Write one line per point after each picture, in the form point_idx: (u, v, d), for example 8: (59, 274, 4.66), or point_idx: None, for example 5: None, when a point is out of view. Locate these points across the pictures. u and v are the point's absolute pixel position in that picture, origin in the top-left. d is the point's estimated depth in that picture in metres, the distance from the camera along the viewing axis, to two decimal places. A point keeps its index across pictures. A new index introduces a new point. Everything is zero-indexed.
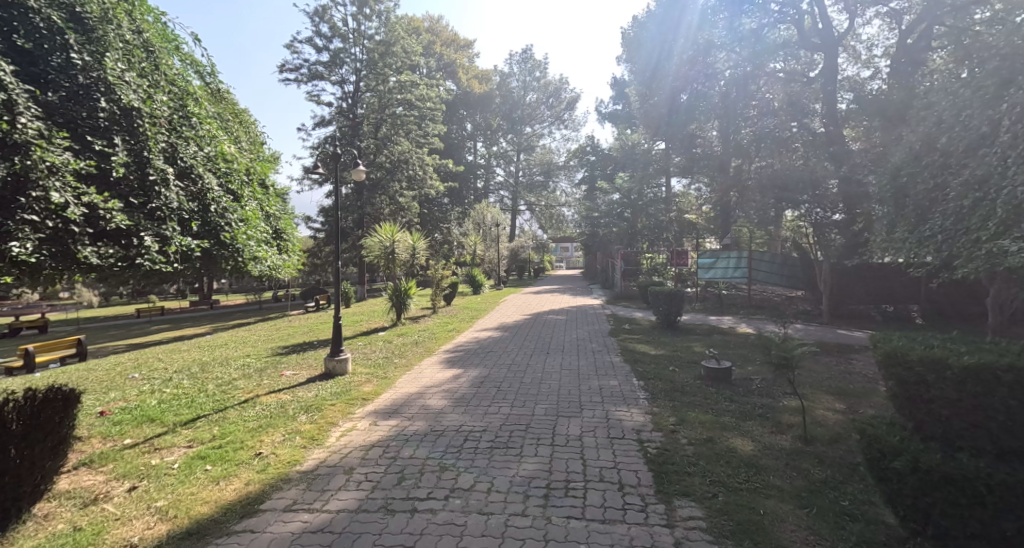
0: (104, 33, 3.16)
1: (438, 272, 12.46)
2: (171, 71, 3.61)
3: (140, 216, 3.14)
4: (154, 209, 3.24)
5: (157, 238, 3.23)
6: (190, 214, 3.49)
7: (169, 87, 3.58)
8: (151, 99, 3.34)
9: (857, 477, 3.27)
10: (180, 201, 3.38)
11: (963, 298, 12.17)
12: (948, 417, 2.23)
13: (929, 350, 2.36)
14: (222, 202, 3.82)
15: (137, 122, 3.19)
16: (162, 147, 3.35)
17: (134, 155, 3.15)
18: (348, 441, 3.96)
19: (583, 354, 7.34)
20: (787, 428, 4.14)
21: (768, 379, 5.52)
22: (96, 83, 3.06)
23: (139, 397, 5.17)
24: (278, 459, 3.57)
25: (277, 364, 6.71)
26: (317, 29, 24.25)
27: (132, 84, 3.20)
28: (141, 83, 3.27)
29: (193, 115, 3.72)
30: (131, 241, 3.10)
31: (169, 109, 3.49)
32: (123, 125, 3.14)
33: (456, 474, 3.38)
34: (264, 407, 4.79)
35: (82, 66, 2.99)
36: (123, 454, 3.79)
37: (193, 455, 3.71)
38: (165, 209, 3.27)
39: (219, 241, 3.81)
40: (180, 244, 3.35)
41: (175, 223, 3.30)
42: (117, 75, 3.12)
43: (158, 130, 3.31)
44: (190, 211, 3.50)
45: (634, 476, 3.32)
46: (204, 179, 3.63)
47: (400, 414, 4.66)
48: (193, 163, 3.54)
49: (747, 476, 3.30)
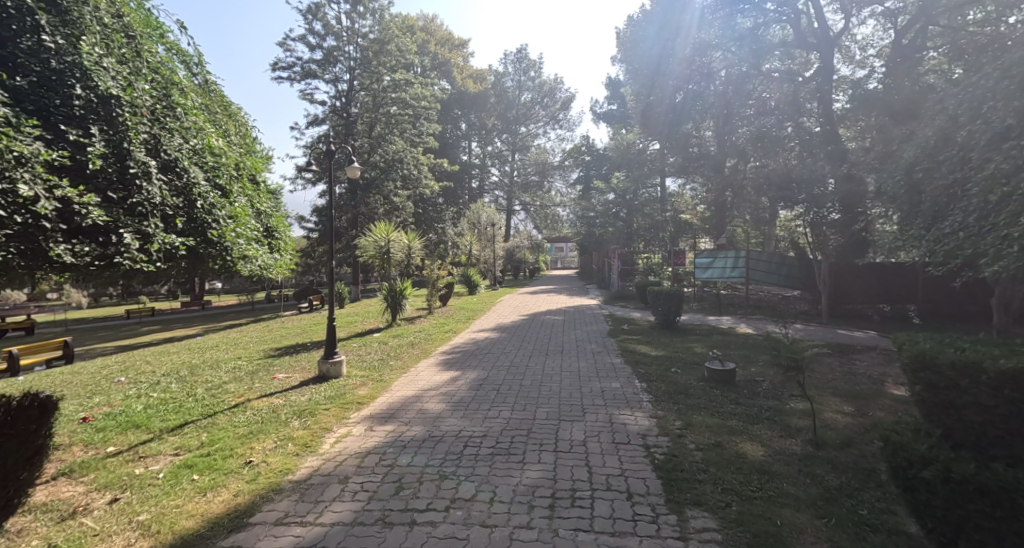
0: (80, 15, 2.98)
1: (433, 272, 12.29)
2: (153, 58, 3.43)
3: (120, 211, 2.98)
4: (135, 204, 3.06)
5: (138, 235, 3.07)
6: (174, 210, 3.32)
7: (152, 75, 3.40)
8: (132, 87, 3.16)
9: (873, 484, 3.17)
10: (164, 196, 3.21)
11: (959, 297, 12.25)
12: (982, 424, 2.12)
13: (960, 353, 2.25)
14: (210, 198, 3.63)
15: (116, 111, 3.03)
16: (144, 139, 3.18)
17: (112, 146, 2.97)
18: (343, 447, 3.81)
19: (583, 355, 7.21)
20: (797, 432, 4.03)
21: (772, 380, 5.42)
22: (71, 68, 2.88)
23: (125, 401, 4.98)
24: (269, 468, 3.41)
25: (269, 367, 6.51)
26: (310, 27, 24.00)
27: (111, 71, 3.02)
28: (121, 70, 3.09)
29: (177, 105, 3.54)
30: (110, 238, 2.95)
31: (152, 99, 3.31)
32: (101, 114, 2.98)
33: (457, 483, 3.24)
34: (255, 412, 4.62)
35: (55, 50, 2.83)
36: (106, 462, 3.60)
37: (179, 463, 3.54)
38: (147, 204, 3.10)
39: (205, 238, 3.63)
40: (164, 241, 3.19)
41: (157, 220, 3.14)
42: (94, 60, 2.95)
43: (139, 120, 3.13)
44: (174, 206, 3.33)
45: (643, 484, 3.19)
46: (190, 174, 3.46)
47: (397, 418, 4.51)
48: (177, 156, 3.36)
49: (760, 483, 3.17)
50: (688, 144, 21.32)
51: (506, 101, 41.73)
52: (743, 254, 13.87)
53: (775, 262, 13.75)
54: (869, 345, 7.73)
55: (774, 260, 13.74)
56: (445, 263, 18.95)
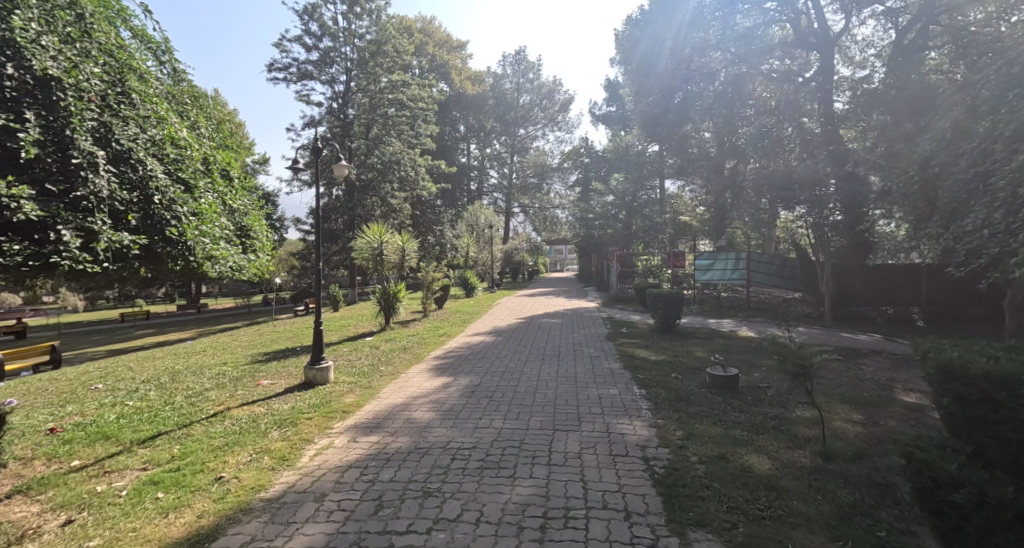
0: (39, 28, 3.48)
1: (429, 274, 12.07)
2: (110, 69, 3.91)
3: (63, 206, 3.43)
4: (81, 200, 3.51)
5: (82, 229, 3.51)
6: (124, 207, 3.81)
7: (109, 84, 3.87)
8: (87, 93, 3.61)
9: (890, 501, 2.94)
10: (111, 192, 3.62)
11: (962, 299, 11.88)
12: (1020, 442, 1.89)
13: (994, 362, 2.02)
14: (163, 196, 4.10)
15: (63, 111, 3.46)
16: (96, 140, 3.63)
17: (59, 146, 3.43)
18: (322, 461, 3.58)
19: (580, 359, 6.99)
20: (805, 443, 3.80)
21: (778, 386, 5.20)
22: (28, 75, 3.38)
23: (97, 410, 4.74)
24: (240, 484, 3.17)
25: (255, 373, 6.28)
26: (306, 28, 23.86)
27: (66, 79, 3.50)
28: (76, 77, 3.56)
29: (133, 111, 3.98)
30: (54, 230, 3.41)
31: (105, 102, 3.75)
32: (50, 118, 3.44)
33: (441, 501, 3.00)
34: (233, 422, 4.38)
35: (11, 59, 3.30)
36: (67, 478, 3.36)
37: (145, 479, 3.31)
38: (92, 200, 3.51)
39: (157, 232, 4.13)
40: (109, 238, 3.62)
41: (102, 215, 3.55)
42: (51, 69, 3.42)
43: (90, 122, 3.60)
44: (124, 204, 3.80)
45: (642, 501, 2.96)
46: (141, 172, 3.90)
47: (382, 428, 4.28)
48: (129, 154, 3.80)
49: (767, 500, 2.94)
50: (687, 145, 21.16)
51: (504, 103, 41.59)
52: (744, 254, 13.85)
53: (777, 264, 13.55)
54: (875, 349, 7.51)
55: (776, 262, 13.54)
56: (442, 265, 18.71)
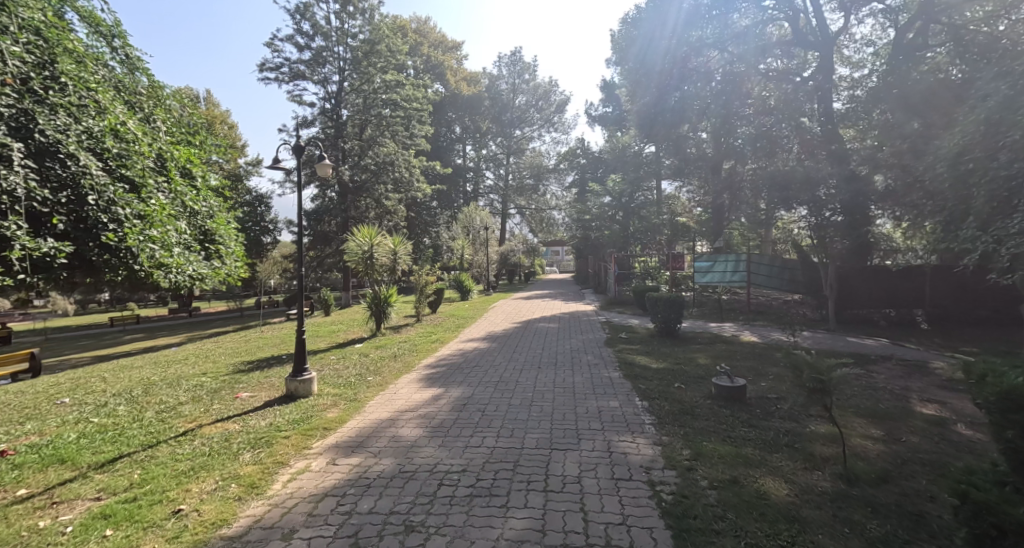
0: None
1: (422, 278, 11.74)
2: (45, 69, 3.98)
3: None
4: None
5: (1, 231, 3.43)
6: (47, 205, 3.71)
7: (41, 84, 3.90)
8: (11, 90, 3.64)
9: (926, 535, 2.64)
10: (32, 190, 3.57)
11: (966, 301, 11.78)
12: None
13: None
14: (100, 196, 4.04)
15: None
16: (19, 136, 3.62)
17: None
18: (295, 488, 3.25)
19: (578, 368, 6.67)
20: (824, 463, 3.50)
21: (789, 398, 4.90)
22: None
23: (57, 429, 4.39)
24: (200, 519, 2.84)
25: (234, 385, 5.94)
26: (298, 27, 23.52)
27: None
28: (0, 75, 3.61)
29: (67, 110, 3.98)
30: None
31: (33, 100, 3.77)
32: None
33: (424, 537, 2.68)
34: (204, 442, 4.04)
35: None
36: (9, 512, 3.02)
37: (96, 512, 2.97)
38: (11, 198, 3.47)
39: (90, 235, 4.03)
40: (25, 244, 3.49)
41: (18, 216, 3.46)
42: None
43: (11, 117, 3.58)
44: (48, 202, 3.72)
45: (649, 537, 2.65)
46: (70, 170, 3.86)
47: (365, 448, 3.94)
48: (56, 149, 3.78)
49: (790, 536, 2.63)
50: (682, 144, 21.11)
51: (500, 104, 41.30)
52: (745, 256, 13.62)
53: (778, 265, 13.29)
54: (883, 354, 7.24)
55: (777, 263, 13.28)
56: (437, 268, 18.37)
